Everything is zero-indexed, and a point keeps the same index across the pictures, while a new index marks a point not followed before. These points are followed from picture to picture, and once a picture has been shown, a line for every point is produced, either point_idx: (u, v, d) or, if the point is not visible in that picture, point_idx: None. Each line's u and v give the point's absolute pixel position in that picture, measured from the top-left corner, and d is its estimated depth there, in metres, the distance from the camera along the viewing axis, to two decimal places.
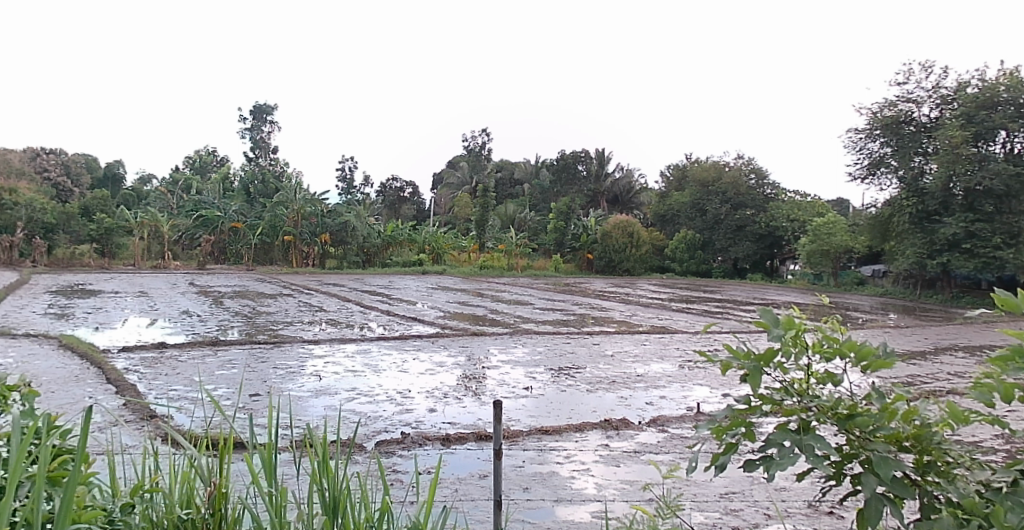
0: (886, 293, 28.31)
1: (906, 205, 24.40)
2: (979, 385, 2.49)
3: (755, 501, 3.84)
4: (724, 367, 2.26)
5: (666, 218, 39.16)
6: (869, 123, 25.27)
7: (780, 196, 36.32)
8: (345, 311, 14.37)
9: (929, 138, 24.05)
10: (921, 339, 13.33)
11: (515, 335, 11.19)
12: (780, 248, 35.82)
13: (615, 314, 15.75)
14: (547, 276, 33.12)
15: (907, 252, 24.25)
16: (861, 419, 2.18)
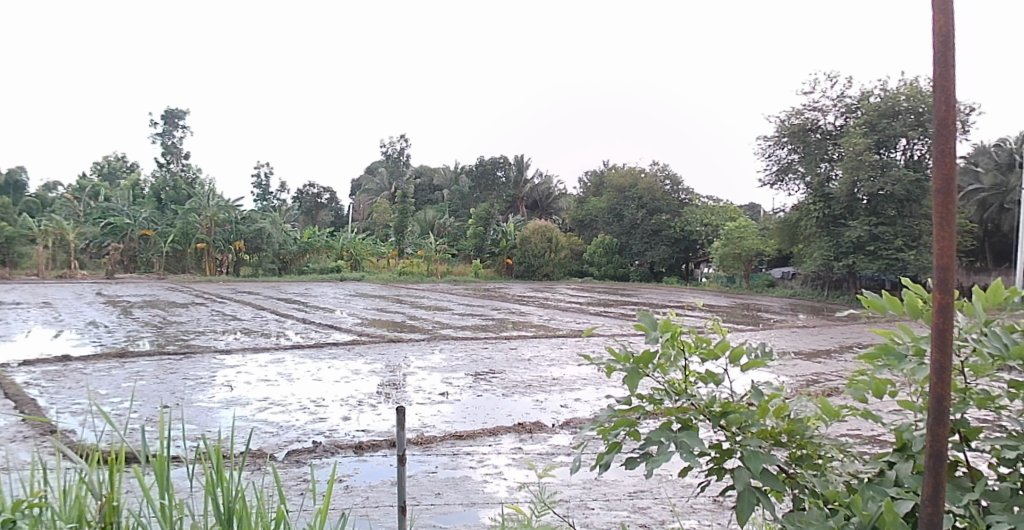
0: (796, 295, 29.82)
1: (813, 210, 26.32)
2: (855, 382, 2.63)
3: (661, 498, 3.98)
4: (606, 369, 2.35)
5: (584, 223, 41.78)
6: (779, 132, 27.27)
7: (694, 201, 38.92)
8: (260, 319, 14.16)
9: (834, 146, 26.26)
10: (827, 339, 14.04)
11: (431, 341, 11.21)
12: (694, 252, 37.93)
13: (533, 319, 15.91)
14: (465, 282, 33.85)
15: (816, 254, 26.19)
16: (735, 416, 2.33)
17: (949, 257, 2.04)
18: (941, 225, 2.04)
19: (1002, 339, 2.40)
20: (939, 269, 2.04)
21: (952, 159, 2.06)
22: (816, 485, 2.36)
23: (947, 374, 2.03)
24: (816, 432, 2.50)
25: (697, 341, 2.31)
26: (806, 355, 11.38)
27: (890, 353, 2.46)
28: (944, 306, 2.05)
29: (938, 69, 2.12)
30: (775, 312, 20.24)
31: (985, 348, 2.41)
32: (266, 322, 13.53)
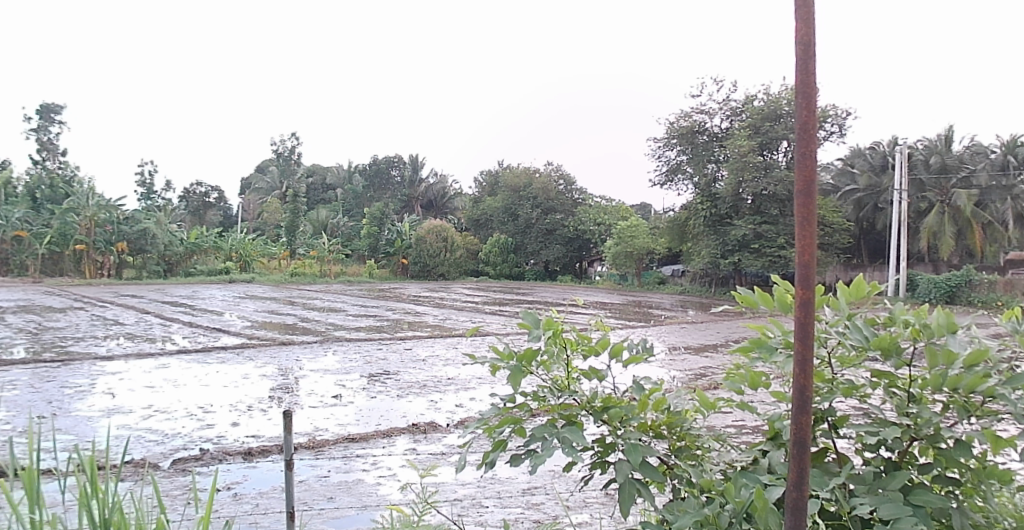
0: (684, 292, 31.34)
1: (700, 209, 27.85)
2: (732, 374, 2.75)
3: (554, 493, 4.10)
4: (491, 368, 2.48)
5: (479, 223, 42.70)
6: (668, 133, 29.01)
7: (587, 201, 40.86)
8: (143, 323, 13.54)
9: (720, 147, 28.00)
10: (711, 335, 14.83)
11: (325, 343, 11.02)
12: (588, 251, 39.98)
13: (429, 319, 15.94)
14: (360, 283, 33.98)
15: (704, 252, 27.65)
16: (615, 411, 2.44)
17: (810, 256, 2.18)
18: (800, 225, 2.17)
19: (863, 330, 2.52)
20: (800, 267, 2.18)
21: (813, 163, 2.20)
22: (692, 475, 2.49)
23: (809, 366, 2.16)
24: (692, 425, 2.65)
25: (578, 338, 2.46)
26: (693, 350, 12.01)
27: (762, 346, 2.57)
28: (806, 301, 2.18)
29: (800, 76, 2.25)
30: (664, 309, 21.07)
31: (848, 340, 2.52)
32: (150, 327, 12.96)
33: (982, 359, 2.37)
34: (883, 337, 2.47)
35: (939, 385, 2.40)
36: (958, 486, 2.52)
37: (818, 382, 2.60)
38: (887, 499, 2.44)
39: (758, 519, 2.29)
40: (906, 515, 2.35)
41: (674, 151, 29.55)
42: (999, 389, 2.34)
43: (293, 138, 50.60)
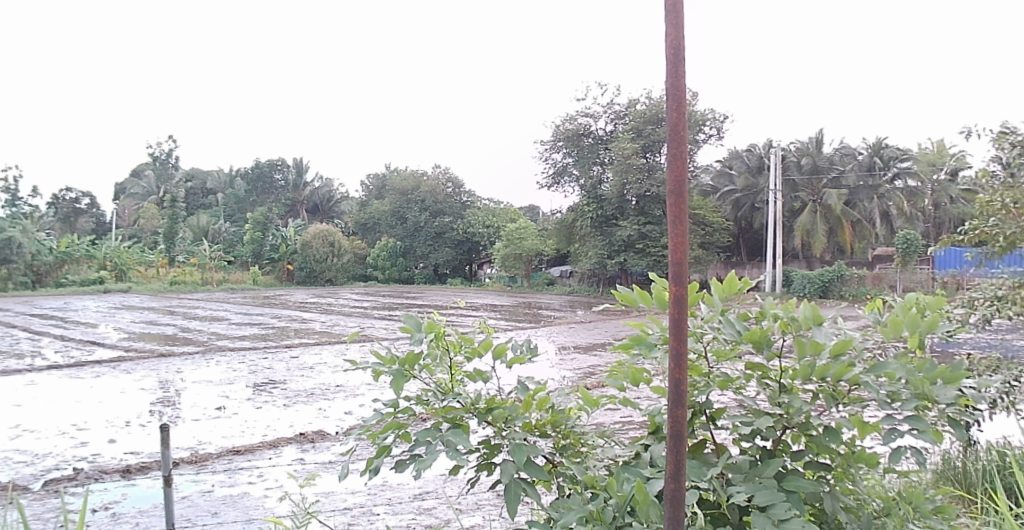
0: (574, 292, 32.51)
1: (587, 211, 28.97)
2: (615, 370, 2.81)
3: (444, 498, 4.23)
4: (375, 373, 2.60)
5: (367, 227, 43.63)
6: (555, 136, 29.96)
7: (475, 203, 41.76)
8: (6, 338, 12.59)
9: (604, 150, 29.22)
10: (598, 333, 15.41)
11: (207, 353, 10.58)
12: (477, 253, 40.92)
13: (316, 325, 15.61)
14: (245, 290, 32.99)
15: (591, 253, 28.69)
16: (498, 412, 2.58)
17: (682, 254, 2.28)
18: (672, 224, 2.27)
19: (736, 323, 2.59)
20: (673, 264, 2.28)
21: (684, 163, 2.30)
22: (576, 472, 2.60)
23: (683, 360, 2.27)
24: (576, 423, 2.74)
25: (460, 341, 2.64)
26: (582, 349, 12.46)
27: (642, 343, 2.65)
28: (679, 299, 2.29)
29: (670, 80, 2.36)
30: (554, 309, 21.56)
31: (722, 334, 2.60)
32: (13, 342, 12.06)
33: (847, 349, 2.48)
34: (754, 331, 2.55)
35: (809, 375, 2.51)
36: (829, 472, 2.64)
37: (696, 376, 2.67)
38: (762, 486, 2.53)
39: (640, 512, 2.41)
40: (779, 501, 2.44)
41: (561, 153, 30.53)
42: (863, 377, 2.48)
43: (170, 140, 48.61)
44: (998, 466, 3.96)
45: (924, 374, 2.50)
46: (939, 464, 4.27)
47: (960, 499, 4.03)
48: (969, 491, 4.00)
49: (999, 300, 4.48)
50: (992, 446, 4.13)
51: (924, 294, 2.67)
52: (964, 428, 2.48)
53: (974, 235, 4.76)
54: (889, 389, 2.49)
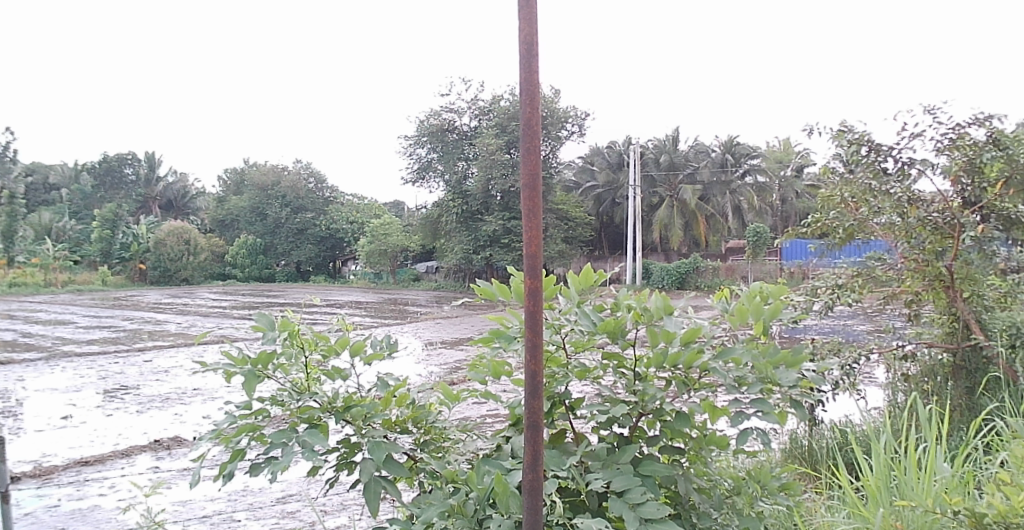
0: (441, 288, 33.94)
1: (452, 207, 30.40)
2: (476, 365, 2.82)
3: (306, 500, 4.47)
4: (226, 374, 2.54)
5: (224, 224, 43.52)
6: (420, 132, 31.46)
7: (338, 199, 42.78)
8: None
9: (469, 146, 30.88)
10: (463, 329, 15.93)
11: (50, 359, 9.87)
12: (341, 250, 41.84)
13: (171, 327, 14.95)
14: (94, 291, 31.48)
15: (457, 248, 30.09)
16: (356, 410, 2.58)
17: (536, 245, 2.35)
18: (527, 215, 2.33)
19: (592, 315, 2.61)
20: (527, 257, 2.33)
21: (536, 156, 2.36)
22: (436, 468, 2.62)
23: (538, 350, 2.33)
24: (438, 418, 2.78)
25: (315, 339, 2.64)
26: (449, 345, 12.84)
27: (502, 336, 2.67)
28: (534, 290, 2.35)
29: (525, 74, 2.42)
30: (421, 306, 21.88)
31: (578, 325, 2.61)
32: None
33: (696, 336, 2.56)
34: (608, 322, 2.58)
35: (661, 363, 2.56)
36: (682, 455, 2.67)
37: (555, 367, 2.68)
38: (618, 471, 2.57)
39: (499, 504, 2.44)
40: (635, 486, 2.51)
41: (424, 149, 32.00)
42: (710, 363, 2.55)
43: (5, 132, 45.74)
44: (838, 443, 4.24)
45: (768, 359, 2.57)
46: (787, 443, 4.53)
47: (804, 474, 4.29)
48: (814, 468, 4.28)
49: (839, 288, 4.80)
50: (833, 425, 4.42)
51: (767, 282, 2.74)
52: (806, 408, 2.56)
53: (816, 228, 5.11)
54: (735, 374, 2.56)
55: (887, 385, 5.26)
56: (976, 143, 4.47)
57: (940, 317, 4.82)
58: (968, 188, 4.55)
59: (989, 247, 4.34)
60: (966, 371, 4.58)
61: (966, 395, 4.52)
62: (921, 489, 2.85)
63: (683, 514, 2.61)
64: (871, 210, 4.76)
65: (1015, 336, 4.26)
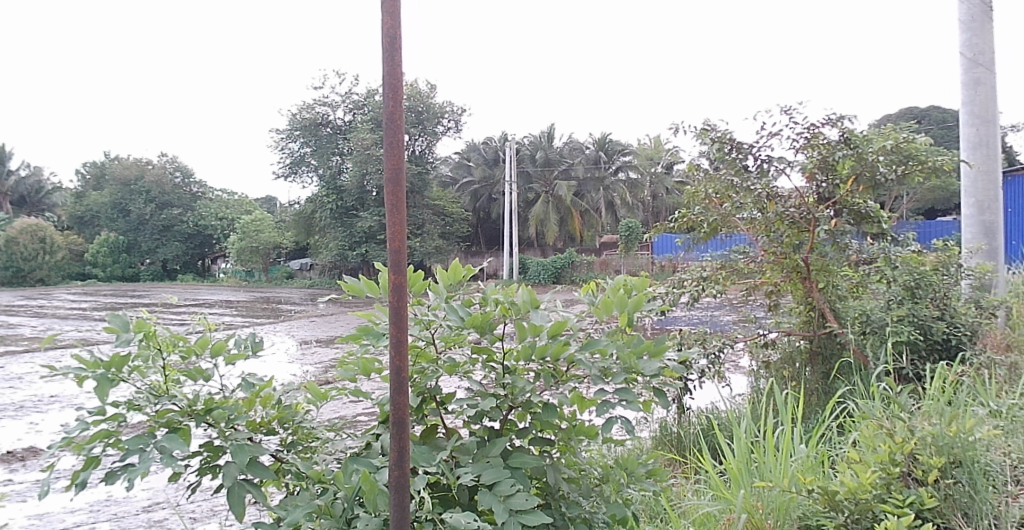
0: (315, 285, 34.80)
1: (327, 203, 32.09)
2: (345, 362, 2.76)
3: (172, 507, 4.48)
4: (75, 377, 2.40)
5: (84, 221, 41.85)
6: (292, 125, 33.10)
7: (205, 194, 42.60)
8: None
9: (343, 140, 32.78)
10: (332, 326, 16.17)
11: None
12: (210, 247, 41.96)
13: (28, 330, 14.13)
14: None
15: (332, 245, 31.91)
16: (219, 412, 2.49)
17: (400, 241, 2.35)
18: (391, 211, 2.33)
19: (459, 310, 2.61)
20: (392, 251, 2.33)
21: (400, 150, 2.37)
22: (303, 469, 2.57)
23: (403, 346, 2.34)
24: (305, 417, 2.73)
25: (173, 340, 2.52)
26: (324, 343, 12.98)
27: (370, 333, 2.65)
28: (399, 286, 2.35)
29: (387, 68, 2.39)
30: (293, 306, 22.19)
31: (446, 320, 2.61)
32: None
33: (562, 328, 2.60)
34: (476, 316, 2.58)
35: (529, 355, 2.60)
36: (552, 445, 2.69)
37: (424, 362, 2.66)
38: (488, 465, 2.58)
39: (368, 503, 2.43)
40: (504, 477, 2.52)
41: (296, 143, 33.58)
42: (578, 354, 2.60)
43: None
44: (704, 429, 4.41)
45: (632, 348, 2.64)
46: (656, 431, 4.65)
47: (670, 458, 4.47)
48: (682, 454, 4.43)
49: (705, 280, 5.08)
50: (700, 411, 4.59)
51: (631, 275, 2.81)
52: (668, 396, 2.64)
53: (683, 223, 5.30)
54: (601, 365, 2.61)
55: (750, 371, 5.55)
56: (830, 141, 4.71)
57: (797, 307, 5.22)
58: (823, 185, 4.77)
59: (842, 240, 4.69)
60: (822, 356, 4.93)
61: (822, 380, 4.88)
62: (779, 469, 3.00)
63: (552, 503, 2.65)
64: (734, 206, 4.97)
65: (865, 325, 4.67)
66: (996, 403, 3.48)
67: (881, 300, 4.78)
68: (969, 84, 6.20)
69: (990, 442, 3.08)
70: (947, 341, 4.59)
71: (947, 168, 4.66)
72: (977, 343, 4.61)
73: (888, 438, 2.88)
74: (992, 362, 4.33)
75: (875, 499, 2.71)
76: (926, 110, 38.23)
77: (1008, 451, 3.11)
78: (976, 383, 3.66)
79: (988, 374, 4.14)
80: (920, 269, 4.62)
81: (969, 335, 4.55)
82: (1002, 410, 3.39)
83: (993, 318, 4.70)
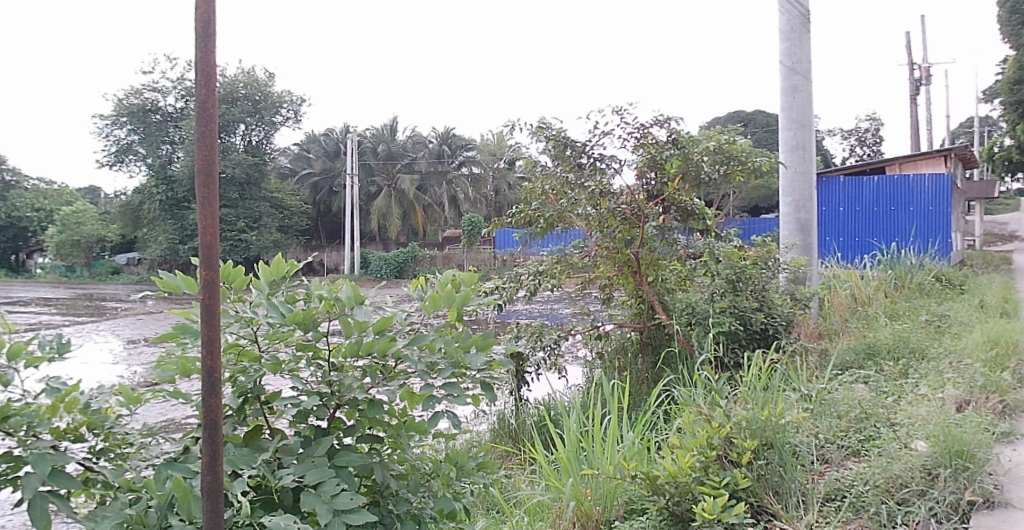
0: (144, 281, 33.74)
1: (155, 194, 31.61)
2: (163, 363, 2.65)
3: None
4: None
5: None
6: (118, 111, 31.96)
7: (19, 184, 40.18)
8: None
9: (174, 128, 31.91)
10: (126, 326, 15.97)
11: None
12: (26, 241, 40.06)
13: None
14: None
15: (160, 239, 31.66)
16: (16, 420, 2.31)
17: (213, 236, 2.27)
18: (202, 204, 2.24)
19: (281, 307, 2.56)
20: (204, 247, 2.25)
21: (212, 141, 2.29)
22: (109, 478, 2.45)
23: (215, 346, 2.26)
24: (117, 423, 2.63)
25: None
26: (139, 344, 12.91)
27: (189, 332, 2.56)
28: (211, 282, 2.27)
29: (202, 55, 2.29)
30: (114, 303, 21.57)
31: (267, 318, 2.55)
32: None
33: (389, 324, 2.59)
34: (297, 313, 2.53)
35: (355, 352, 2.57)
36: (379, 443, 2.68)
37: (247, 361, 2.58)
38: (312, 465, 2.52)
39: (182, 510, 2.35)
40: (329, 478, 2.48)
41: (123, 130, 32.58)
42: (404, 349, 2.59)
43: None
44: (537, 422, 4.77)
45: (460, 343, 2.66)
46: (493, 422, 4.98)
47: (504, 454, 4.56)
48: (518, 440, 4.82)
49: (541, 274, 5.29)
50: (536, 402, 4.95)
51: (460, 270, 2.83)
52: (495, 390, 2.70)
53: (520, 217, 5.42)
54: (428, 360, 2.61)
55: (583, 362, 5.87)
56: (658, 142, 5.07)
57: (628, 300, 5.53)
58: (653, 182, 5.15)
59: (670, 236, 5.01)
60: (651, 346, 5.34)
61: (651, 369, 5.30)
62: (605, 459, 3.14)
63: (380, 501, 2.64)
64: (570, 202, 5.22)
65: (691, 317, 5.12)
66: (806, 388, 3.92)
67: (706, 293, 5.22)
68: (788, 90, 6.90)
69: (799, 424, 3.44)
70: (764, 331, 5.19)
71: (765, 168, 5.17)
72: (790, 331, 5.29)
73: (707, 424, 3.03)
74: (803, 348, 5.14)
75: (694, 481, 2.84)
76: (752, 114, 40.72)
77: (814, 432, 3.49)
78: (789, 370, 4.11)
79: (801, 365, 4.47)
80: (741, 264, 5.10)
81: (784, 325, 5.20)
82: (812, 394, 3.80)
83: (805, 309, 5.45)
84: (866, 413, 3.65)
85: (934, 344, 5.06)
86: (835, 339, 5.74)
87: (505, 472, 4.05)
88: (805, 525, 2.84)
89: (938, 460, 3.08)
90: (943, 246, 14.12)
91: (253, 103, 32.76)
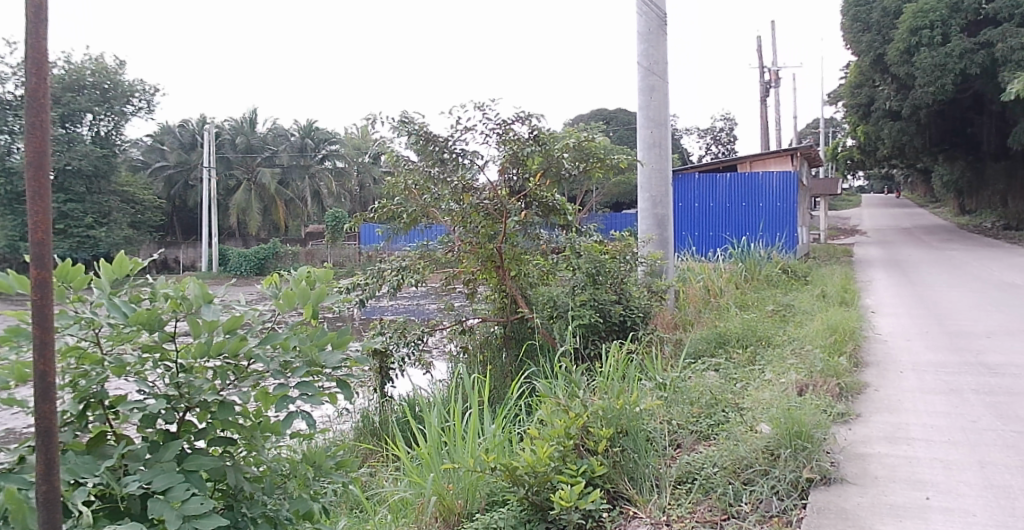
0: None
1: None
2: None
3: None
4: None
5: None
6: None
7: None
8: None
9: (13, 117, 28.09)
10: None
11: None
12: None
13: None
14: None
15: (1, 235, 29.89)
16: None
17: (44, 233, 2.12)
18: (33, 199, 2.09)
19: (123, 307, 2.47)
20: (34, 245, 2.09)
21: (43, 133, 2.13)
22: None
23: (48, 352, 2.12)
24: None
25: None
26: None
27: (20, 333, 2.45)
28: (43, 282, 2.12)
29: (31, 38, 2.10)
30: None
31: (107, 319, 2.45)
32: None
33: (238, 324, 2.54)
34: (140, 313, 2.44)
35: (205, 352, 2.50)
36: (231, 446, 2.61)
37: (88, 364, 2.47)
38: (160, 470, 2.44)
39: (15, 522, 2.23)
40: (177, 483, 2.40)
41: None
42: (255, 349, 2.54)
43: None
44: (399, 417, 5.03)
45: (314, 341, 2.64)
46: (357, 420, 5.18)
47: (366, 454, 4.56)
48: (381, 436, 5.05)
49: (403, 270, 5.34)
50: (395, 399, 5.22)
51: (313, 267, 2.82)
52: (351, 388, 2.69)
53: (383, 212, 5.42)
54: (281, 359, 2.57)
55: (447, 357, 6.01)
56: (520, 138, 5.12)
57: (492, 294, 5.69)
58: (514, 178, 5.26)
59: (532, 231, 5.29)
60: (515, 339, 5.60)
61: (514, 361, 5.59)
62: (466, 452, 3.22)
63: (233, 505, 2.60)
64: (433, 198, 5.26)
65: (553, 309, 5.23)
66: (661, 377, 4.12)
67: (568, 286, 5.42)
68: (646, 90, 7.11)
69: (652, 411, 3.61)
70: (623, 323, 5.41)
71: (622, 165, 5.37)
72: (649, 322, 5.53)
73: (564, 414, 3.14)
74: (659, 338, 5.42)
75: (552, 470, 2.91)
76: (613, 112, 42.01)
77: (668, 418, 3.67)
78: (646, 360, 4.32)
79: (656, 355, 4.71)
80: (600, 258, 5.32)
81: (641, 316, 5.43)
82: (667, 382, 4.00)
83: (661, 299, 5.73)
84: (716, 398, 3.86)
85: (778, 333, 5.42)
86: (690, 329, 5.99)
87: (365, 470, 4.09)
88: (656, 508, 2.99)
89: (779, 442, 3.28)
90: (788, 241, 15.01)
91: (103, 91, 28.21)
